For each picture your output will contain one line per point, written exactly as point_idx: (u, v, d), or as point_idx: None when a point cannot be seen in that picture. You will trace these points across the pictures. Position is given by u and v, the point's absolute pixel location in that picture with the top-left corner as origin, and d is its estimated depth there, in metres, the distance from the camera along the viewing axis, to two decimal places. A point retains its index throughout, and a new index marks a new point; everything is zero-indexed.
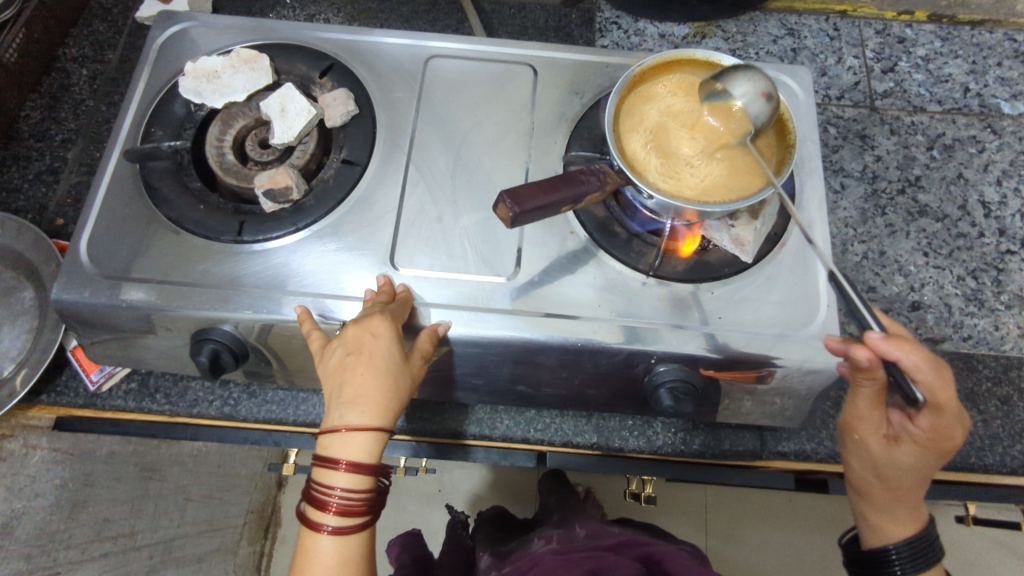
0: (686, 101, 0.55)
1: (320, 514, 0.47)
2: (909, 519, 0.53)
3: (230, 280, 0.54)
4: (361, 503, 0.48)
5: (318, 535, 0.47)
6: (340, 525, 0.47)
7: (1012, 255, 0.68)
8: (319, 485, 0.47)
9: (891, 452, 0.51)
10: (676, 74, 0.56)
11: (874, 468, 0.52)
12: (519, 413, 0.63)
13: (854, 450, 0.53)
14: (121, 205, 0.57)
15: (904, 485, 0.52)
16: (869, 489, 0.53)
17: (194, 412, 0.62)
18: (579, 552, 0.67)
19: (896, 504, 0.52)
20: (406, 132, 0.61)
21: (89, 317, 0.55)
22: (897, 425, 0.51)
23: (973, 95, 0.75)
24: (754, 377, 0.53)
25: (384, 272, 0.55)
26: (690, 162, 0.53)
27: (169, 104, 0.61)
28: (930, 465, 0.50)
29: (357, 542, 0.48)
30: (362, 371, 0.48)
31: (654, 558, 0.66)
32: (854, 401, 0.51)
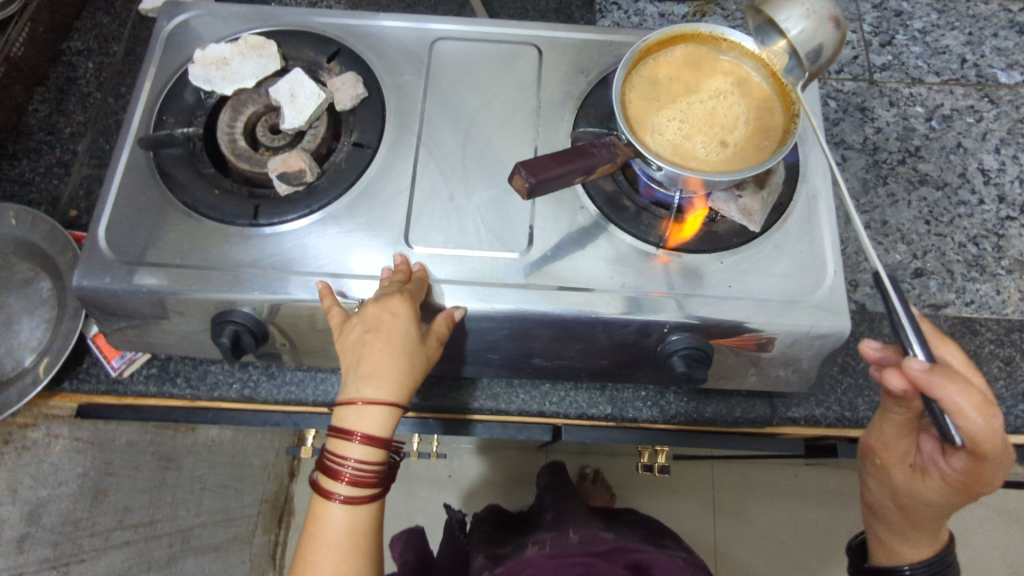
0: (693, 72, 0.56)
1: (332, 482, 0.49)
2: (924, 544, 0.55)
3: (247, 262, 0.55)
4: (372, 475, 0.49)
5: (330, 502, 0.49)
6: (351, 495, 0.49)
7: (1012, 221, 0.69)
8: (332, 455, 0.49)
9: (915, 480, 0.52)
10: (691, 45, 0.57)
11: (896, 490, 0.54)
12: (534, 387, 0.64)
13: (881, 471, 0.55)
14: (137, 192, 0.58)
15: (924, 512, 0.53)
16: (889, 508, 0.56)
17: (214, 394, 0.63)
18: (572, 557, 0.73)
19: (911, 526, 0.54)
20: (415, 114, 0.62)
21: (110, 303, 0.55)
22: (929, 458, 0.52)
23: (970, 65, 0.76)
24: (756, 344, 0.54)
25: (399, 250, 0.56)
26: (668, 131, 0.54)
27: (180, 92, 0.62)
28: (954, 504, 0.51)
29: (367, 512, 0.50)
30: (379, 348, 0.49)
31: (642, 565, 0.73)
32: (882, 425, 0.54)
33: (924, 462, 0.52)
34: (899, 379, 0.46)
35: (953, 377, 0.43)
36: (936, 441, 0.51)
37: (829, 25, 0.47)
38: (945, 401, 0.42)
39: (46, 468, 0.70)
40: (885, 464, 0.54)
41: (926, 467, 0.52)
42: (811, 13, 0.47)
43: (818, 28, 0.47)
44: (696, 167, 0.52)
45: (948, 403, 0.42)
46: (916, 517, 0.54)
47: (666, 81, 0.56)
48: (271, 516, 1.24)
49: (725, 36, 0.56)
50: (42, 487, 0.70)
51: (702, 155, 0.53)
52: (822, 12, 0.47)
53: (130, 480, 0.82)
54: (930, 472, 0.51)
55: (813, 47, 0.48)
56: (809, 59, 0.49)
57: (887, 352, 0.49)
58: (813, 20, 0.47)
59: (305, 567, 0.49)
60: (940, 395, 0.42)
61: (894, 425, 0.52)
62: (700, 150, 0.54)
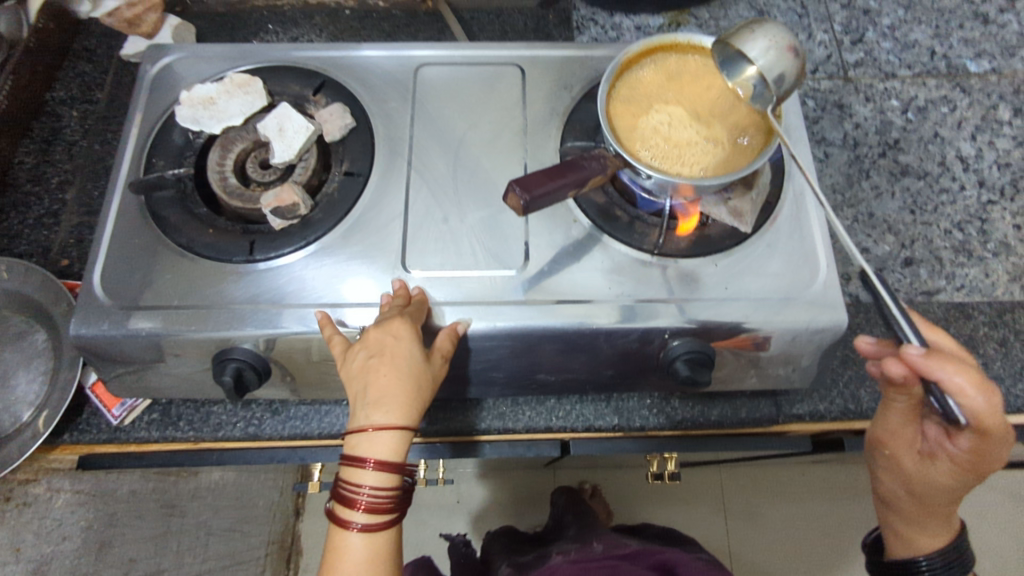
0: (684, 81, 0.58)
1: (349, 511, 0.49)
2: (939, 532, 0.55)
3: (247, 299, 0.55)
4: (389, 500, 0.49)
5: (347, 532, 0.49)
6: (368, 523, 0.49)
7: (993, 205, 0.70)
8: (347, 483, 0.48)
9: (925, 466, 0.52)
10: (691, 56, 0.58)
11: (907, 479, 0.54)
12: (539, 403, 0.64)
13: (889, 462, 0.55)
14: (130, 237, 0.58)
15: (936, 500, 0.54)
16: (903, 499, 0.56)
17: (219, 435, 0.62)
18: (594, 562, 0.77)
19: (926, 515, 0.55)
20: (403, 140, 0.62)
21: (109, 350, 0.55)
22: (935, 442, 0.52)
23: (940, 57, 0.78)
24: (750, 343, 0.55)
25: (397, 275, 0.56)
26: (648, 129, 0.56)
27: (168, 134, 0.62)
28: (965, 485, 0.51)
29: (385, 538, 0.50)
30: (385, 372, 0.49)
31: (668, 564, 0.74)
32: (887, 415, 0.54)
33: (932, 448, 0.52)
34: (900, 366, 0.46)
35: (951, 359, 0.44)
36: (939, 426, 0.52)
37: (789, 55, 0.48)
38: (942, 381, 0.44)
39: (48, 523, 0.73)
40: (893, 455, 0.55)
41: (934, 452, 0.52)
42: (773, 42, 0.48)
43: (779, 56, 0.48)
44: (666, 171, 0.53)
45: (948, 383, 0.44)
46: (930, 506, 0.54)
47: (659, 87, 0.57)
48: (280, 557, 1.22)
49: (702, 44, 0.58)
50: (45, 543, 0.73)
51: (679, 163, 0.54)
52: (783, 43, 0.48)
53: (133, 529, 0.84)
54: (939, 456, 0.52)
55: (776, 74, 0.49)
56: (773, 86, 0.49)
57: (881, 344, 0.51)
58: (774, 49, 0.48)
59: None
60: (938, 375, 0.44)
61: (899, 414, 0.53)
62: (677, 158, 0.55)
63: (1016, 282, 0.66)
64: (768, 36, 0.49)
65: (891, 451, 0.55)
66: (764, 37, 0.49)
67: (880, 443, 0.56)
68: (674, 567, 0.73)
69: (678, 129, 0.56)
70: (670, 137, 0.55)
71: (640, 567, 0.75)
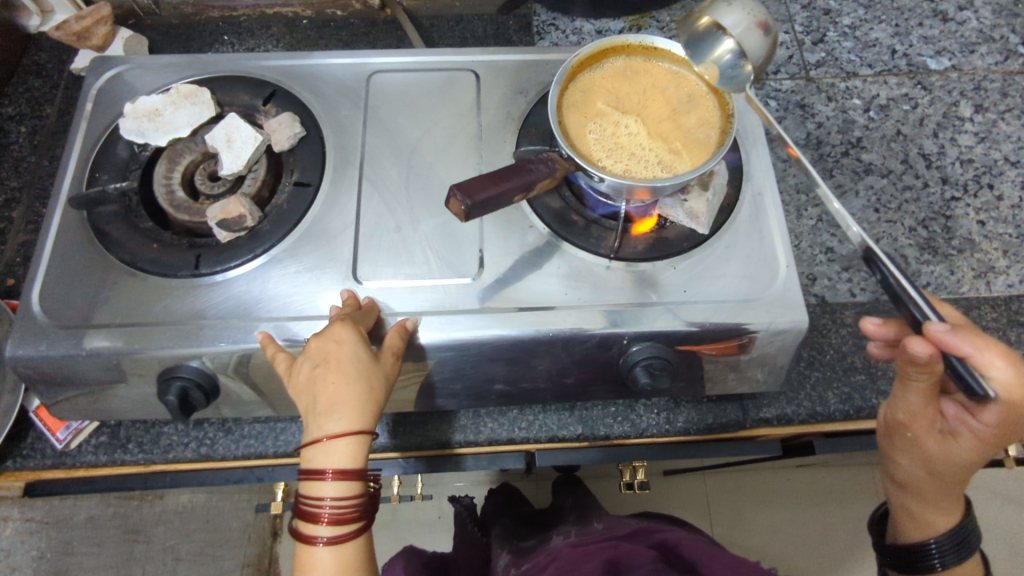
0: (641, 84, 0.57)
1: (313, 526, 0.47)
2: (952, 508, 0.56)
3: (193, 314, 0.54)
4: (353, 509, 0.47)
5: (314, 548, 0.47)
6: (335, 535, 0.47)
7: (957, 201, 0.70)
8: (307, 498, 0.46)
9: (948, 445, 0.52)
10: (649, 60, 0.58)
11: (927, 460, 0.54)
12: (502, 414, 0.63)
13: (909, 444, 0.54)
14: (72, 254, 0.56)
15: (956, 476, 0.53)
16: (921, 480, 0.55)
17: (169, 457, 0.60)
18: (595, 544, 0.67)
19: (942, 494, 0.55)
20: (355, 149, 0.61)
21: (50, 371, 0.53)
22: (955, 419, 0.52)
23: (900, 55, 0.78)
24: (735, 346, 0.54)
25: (348, 287, 0.55)
26: (598, 126, 0.55)
27: (113, 148, 0.60)
28: (985, 459, 0.51)
29: (355, 549, 0.47)
30: (333, 380, 0.47)
31: (668, 544, 0.66)
32: (905, 397, 0.52)
33: (952, 426, 0.52)
34: (923, 347, 0.44)
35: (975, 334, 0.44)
36: (958, 403, 0.52)
37: (758, 32, 0.47)
38: (972, 356, 0.44)
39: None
40: (914, 437, 0.53)
41: (955, 430, 0.52)
42: (740, 19, 0.46)
43: (748, 36, 0.47)
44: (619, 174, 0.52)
45: (975, 357, 0.44)
46: (950, 483, 0.54)
47: (615, 87, 0.57)
48: None
49: (654, 45, 0.57)
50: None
51: (632, 165, 0.53)
52: (754, 18, 0.46)
53: (93, 557, 0.81)
54: (961, 434, 0.51)
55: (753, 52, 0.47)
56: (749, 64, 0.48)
57: (891, 326, 0.50)
58: (741, 28, 0.46)
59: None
60: (967, 350, 0.43)
61: (918, 397, 0.51)
62: (631, 160, 0.54)
63: (981, 278, 0.66)
64: (735, 12, 0.46)
65: (911, 433, 0.53)
66: (731, 15, 0.47)
67: (899, 426, 0.54)
68: (678, 546, 0.64)
69: (632, 131, 0.55)
70: (621, 136, 0.55)
71: (641, 546, 0.65)
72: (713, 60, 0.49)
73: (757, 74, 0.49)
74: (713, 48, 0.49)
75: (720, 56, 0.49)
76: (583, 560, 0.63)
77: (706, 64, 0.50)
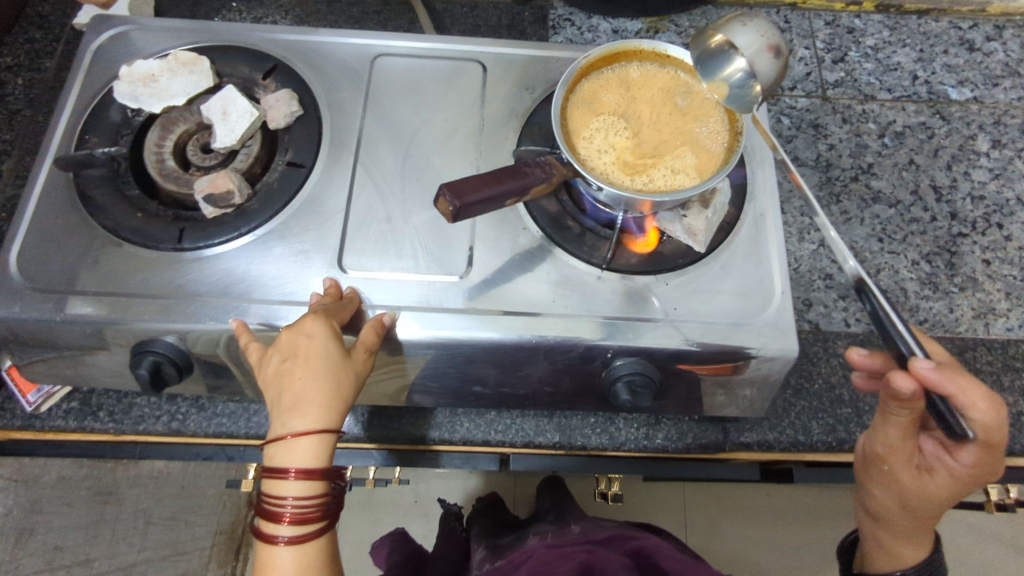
0: (648, 91, 0.55)
1: (274, 525, 0.46)
2: (921, 544, 0.55)
3: (173, 289, 0.52)
4: (317, 509, 0.46)
5: (275, 547, 0.46)
6: (297, 534, 0.46)
7: (964, 238, 0.68)
8: (269, 497, 0.46)
9: (923, 481, 0.51)
10: (662, 68, 0.56)
11: (901, 495, 0.52)
12: (479, 415, 0.62)
13: (885, 478, 0.53)
14: (54, 216, 0.55)
15: (930, 512, 0.52)
16: (894, 513, 0.54)
17: (139, 429, 0.60)
18: (572, 546, 0.66)
19: (913, 528, 0.54)
20: (352, 133, 0.59)
21: (23, 333, 0.52)
22: (932, 454, 0.51)
23: (921, 82, 0.76)
24: (728, 368, 0.53)
25: (331, 274, 0.53)
26: (596, 127, 0.53)
27: (105, 110, 0.59)
28: (959, 497, 0.50)
29: (317, 550, 0.47)
30: (300, 375, 0.46)
31: (643, 552, 0.64)
32: (884, 431, 0.51)
33: (929, 461, 0.51)
34: (907, 382, 0.43)
35: (959, 374, 0.43)
36: (938, 440, 0.51)
37: (768, 56, 0.46)
38: (956, 396, 0.43)
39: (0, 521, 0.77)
40: (890, 470, 0.52)
41: (932, 466, 0.51)
42: (751, 41, 0.46)
43: (757, 58, 0.46)
44: (612, 181, 0.51)
45: (960, 399, 0.43)
46: (923, 518, 0.53)
47: (622, 92, 0.55)
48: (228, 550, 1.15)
49: (667, 53, 0.55)
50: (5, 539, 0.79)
51: (632, 174, 0.52)
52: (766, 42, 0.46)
53: (62, 516, 0.81)
54: (937, 470, 0.50)
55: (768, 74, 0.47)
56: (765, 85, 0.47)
57: (876, 358, 0.50)
58: (751, 50, 0.46)
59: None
60: (953, 390, 0.42)
61: (898, 431, 0.49)
62: (631, 168, 0.52)
63: (980, 319, 0.65)
64: (747, 34, 0.47)
65: (888, 467, 0.52)
66: (744, 35, 0.47)
67: (876, 459, 0.53)
68: (653, 555, 0.64)
69: (637, 139, 0.53)
70: (616, 141, 0.53)
71: (616, 552, 0.64)
72: (723, 78, 0.49)
73: (763, 99, 0.48)
74: (724, 66, 0.49)
75: (728, 75, 0.49)
76: (558, 563, 0.62)
77: (715, 82, 0.50)
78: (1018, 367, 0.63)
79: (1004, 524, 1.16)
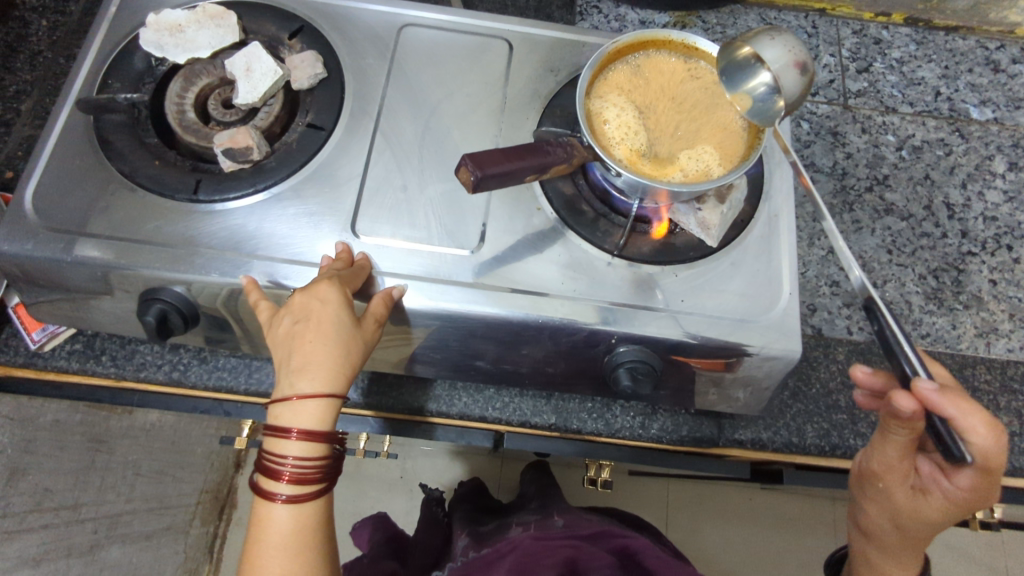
0: (678, 82, 0.55)
1: (273, 483, 0.46)
2: (911, 561, 0.55)
3: (185, 239, 0.53)
4: (316, 471, 0.47)
5: (272, 504, 0.46)
6: (294, 494, 0.46)
7: (973, 256, 0.68)
8: (270, 455, 0.47)
9: (917, 501, 0.51)
10: (692, 59, 0.56)
11: (893, 513, 0.53)
12: (478, 391, 0.62)
13: (880, 494, 0.53)
14: (71, 157, 0.55)
15: (921, 532, 0.52)
16: (885, 530, 0.54)
17: (140, 376, 0.61)
18: (556, 538, 0.64)
19: (904, 546, 0.54)
20: (374, 100, 0.59)
21: (33, 271, 0.53)
22: (928, 476, 0.51)
23: (944, 99, 0.76)
24: (722, 364, 0.53)
25: (343, 239, 0.54)
26: (622, 111, 0.53)
27: (130, 57, 0.59)
28: (953, 520, 0.50)
29: (313, 511, 0.48)
30: (311, 339, 0.47)
31: (630, 550, 0.64)
32: (883, 448, 0.51)
33: (924, 482, 0.51)
34: (909, 403, 0.43)
35: (961, 396, 0.43)
36: (935, 462, 0.50)
37: (795, 72, 0.46)
38: (955, 418, 0.43)
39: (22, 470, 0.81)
40: (884, 487, 0.52)
41: (927, 487, 0.50)
42: (778, 56, 0.46)
43: (784, 73, 0.46)
44: (631, 168, 0.51)
45: (959, 421, 0.43)
46: (915, 537, 0.53)
47: (650, 80, 0.55)
48: (212, 508, 1.15)
49: (696, 45, 0.55)
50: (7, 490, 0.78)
51: (658, 169, 0.52)
52: (790, 58, 0.46)
53: (55, 460, 0.82)
54: (932, 492, 0.50)
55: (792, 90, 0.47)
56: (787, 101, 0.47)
57: (879, 377, 0.50)
58: (779, 64, 0.46)
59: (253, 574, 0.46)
60: (951, 413, 0.42)
61: (896, 448, 0.49)
62: (658, 164, 0.52)
63: (982, 338, 0.65)
64: (775, 48, 0.46)
65: (883, 483, 0.52)
66: (771, 49, 0.46)
67: (871, 475, 0.53)
68: (638, 553, 0.64)
69: (662, 134, 0.54)
70: (641, 128, 0.53)
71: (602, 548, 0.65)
72: (747, 90, 0.49)
73: (787, 113, 0.48)
74: (750, 78, 0.49)
75: (752, 88, 0.49)
76: (543, 555, 0.62)
77: (739, 94, 0.50)
78: (1015, 389, 0.63)
79: (982, 547, 1.17)
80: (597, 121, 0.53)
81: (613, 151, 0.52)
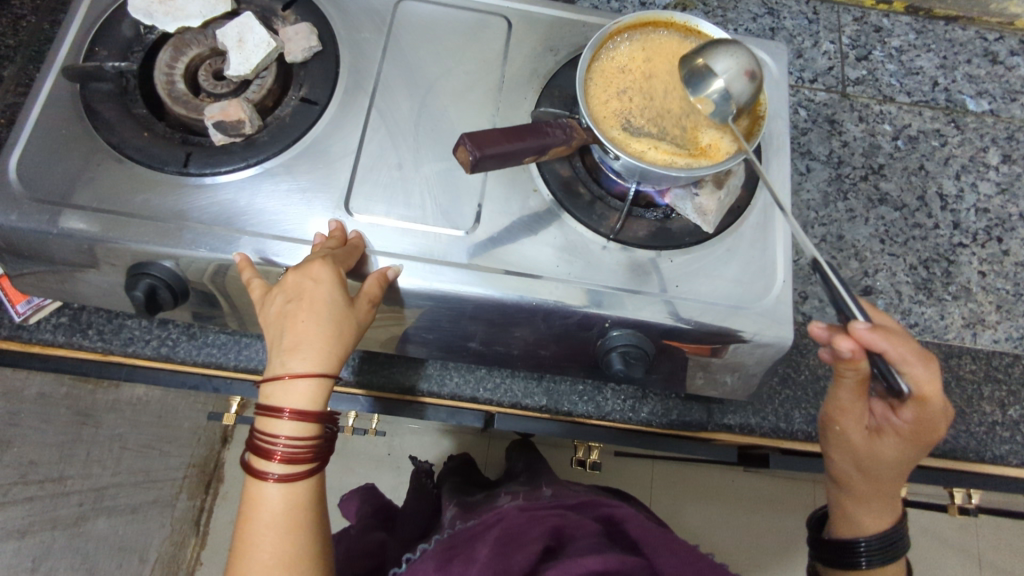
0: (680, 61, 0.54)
1: (265, 462, 0.46)
2: (885, 511, 0.54)
3: (175, 213, 0.52)
4: (308, 450, 0.47)
5: (264, 483, 0.46)
6: (286, 473, 0.46)
7: (963, 248, 0.69)
8: (263, 434, 0.46)
9: (874, 442, 0.51)
10: (692, 38, 0.55)
11: (854, 457, 0.53)
12: (469, 371, 0.63)
13: (838, 439, 0.53)
14: (57, 126, 0.54)
15: (884, 475, 0.52)
16: (854, 479, 0.54)
17: (128, 351, 0.60)
18: (544, 510, 0.64)
19: (873, 494, 0.53)
20: (370, 75, 0.58)
21: (17, 242, 0.52)
22: (880, 416, 0.51)
23: (941, 89, 0.76)
24: (709, 349, 0.53)
25: (337, 217, 0.53)
26: (626, 95, 0.53)
27: (118, 24, 0.57)
28: (912, 458, 0.51)
29: (305, 489, 0.47)
30: (304, 318, 0.47)
31: (615, 519, 0.64)
32: (836, 393, 0.52)
33: (879, 423, 0.51)
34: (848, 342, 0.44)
35: (892, 331, 0.44)
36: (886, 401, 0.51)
37: (744, 80, 0.47)
38: (889, 351, 0.44)
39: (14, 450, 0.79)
40: (841, 431, 0.53)
41: (881, 427, 0.51)
42: (728, 66, 0.47)
43: (734, 82, 0.47)
44: (644, 154, 0.51)
45: (892, 354, 0.44)
46: (879, 482, 0.53)
47: (651, 59, 0.54)
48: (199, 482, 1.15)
49: (697, 27, 0.54)
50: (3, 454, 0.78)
51: (693, 156, 0.51)
52: (740, 67, 0.47)
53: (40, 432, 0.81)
54: (886, 431, 0.51)
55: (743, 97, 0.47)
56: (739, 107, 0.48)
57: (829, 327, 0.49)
58: (728, 74, 0.47)
59: (245, 552, 0.46)
60: (886, 346, 0.44)
61: (847, 390, 0.50)
62: (690, 151, 0.51)
63: (969, 328, 0.66)
64: (723, 60, 0.47)
65: (839, 429, 0.53)
66: (719, 62, 0.47)
67: (829, 420, 0.54)
68: (623, 523, 0.63)
69: (680, 119, 0.52)
70: (646, 109, 0.53)
71: (587, 517, 0.64)
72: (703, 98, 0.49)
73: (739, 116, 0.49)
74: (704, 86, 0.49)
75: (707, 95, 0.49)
76: (528, 526, 0.61)
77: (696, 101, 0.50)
78: (999, 378, 0.64)
79: (958, 531, 1.19)
80: (602, 106, 0.52)
81: (622, 135, 0.51)
